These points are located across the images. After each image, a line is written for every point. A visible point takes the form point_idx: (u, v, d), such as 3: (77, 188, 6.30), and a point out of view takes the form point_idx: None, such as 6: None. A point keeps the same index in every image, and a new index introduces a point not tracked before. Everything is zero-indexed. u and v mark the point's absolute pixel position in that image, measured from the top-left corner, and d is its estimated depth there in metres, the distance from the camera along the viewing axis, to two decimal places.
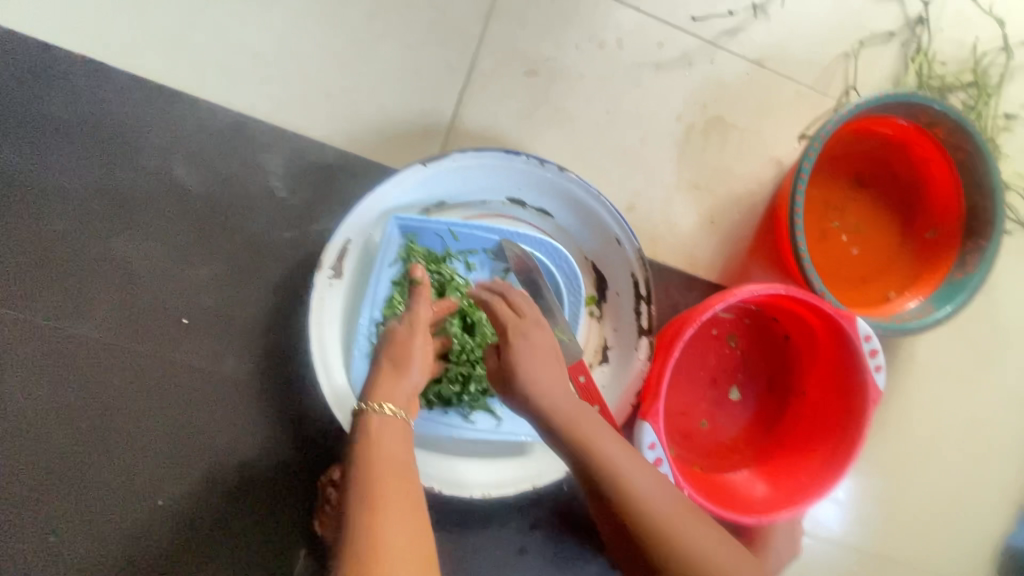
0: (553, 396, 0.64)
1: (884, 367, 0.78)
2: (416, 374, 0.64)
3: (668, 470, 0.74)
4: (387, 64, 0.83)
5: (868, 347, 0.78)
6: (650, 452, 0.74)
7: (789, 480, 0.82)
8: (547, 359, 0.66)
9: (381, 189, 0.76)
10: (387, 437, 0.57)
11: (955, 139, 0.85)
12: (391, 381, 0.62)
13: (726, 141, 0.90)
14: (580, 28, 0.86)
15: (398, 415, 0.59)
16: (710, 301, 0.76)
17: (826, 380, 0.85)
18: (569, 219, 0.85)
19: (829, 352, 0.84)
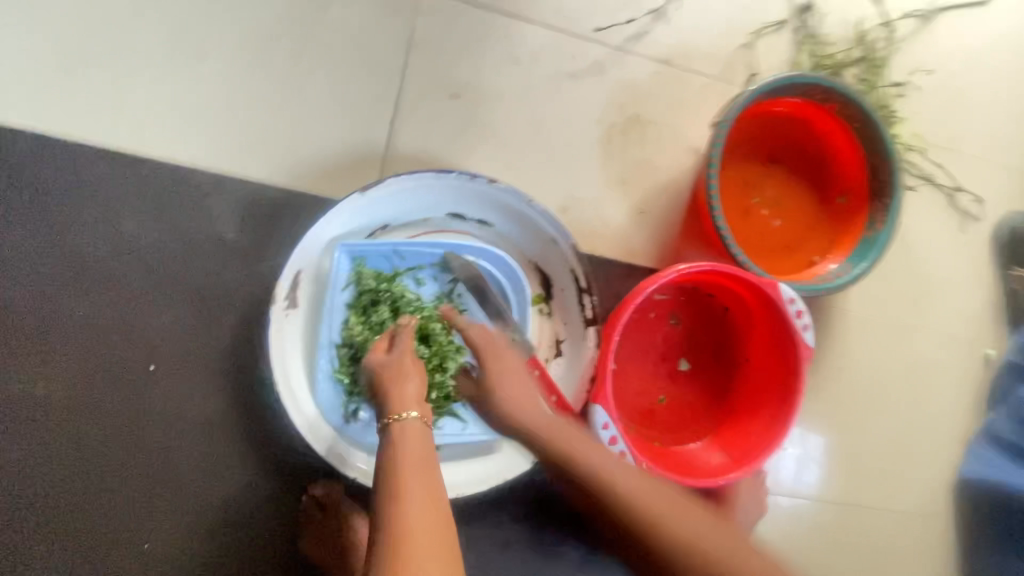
0: (522, 413, 0.78)
1: (811, 325, 0.85)
2: (414, 381, 0.70)
3: (623, 447, 0.80)
4: (319, 104, 0.88)
5: (794, 309, 0.84)
6: (605, 431, 0.79)
7: (742, 443, 0.89)
8: (517, 374, 0.81)
9: (323, 221, 0.81)
10: (417, 437, 0.64)
11: (848, 112, 0.93)
12: (396, 394, 0.68)
13: (644, 137, 0.97)
14: (496, 49, 0.92)
15: (411, 418, 0.66)
16: (642, 285, 0.82)
17: (765, 346, 0.91)
18: (508, 226, 0.90)
19: (762, 318, 0.90)
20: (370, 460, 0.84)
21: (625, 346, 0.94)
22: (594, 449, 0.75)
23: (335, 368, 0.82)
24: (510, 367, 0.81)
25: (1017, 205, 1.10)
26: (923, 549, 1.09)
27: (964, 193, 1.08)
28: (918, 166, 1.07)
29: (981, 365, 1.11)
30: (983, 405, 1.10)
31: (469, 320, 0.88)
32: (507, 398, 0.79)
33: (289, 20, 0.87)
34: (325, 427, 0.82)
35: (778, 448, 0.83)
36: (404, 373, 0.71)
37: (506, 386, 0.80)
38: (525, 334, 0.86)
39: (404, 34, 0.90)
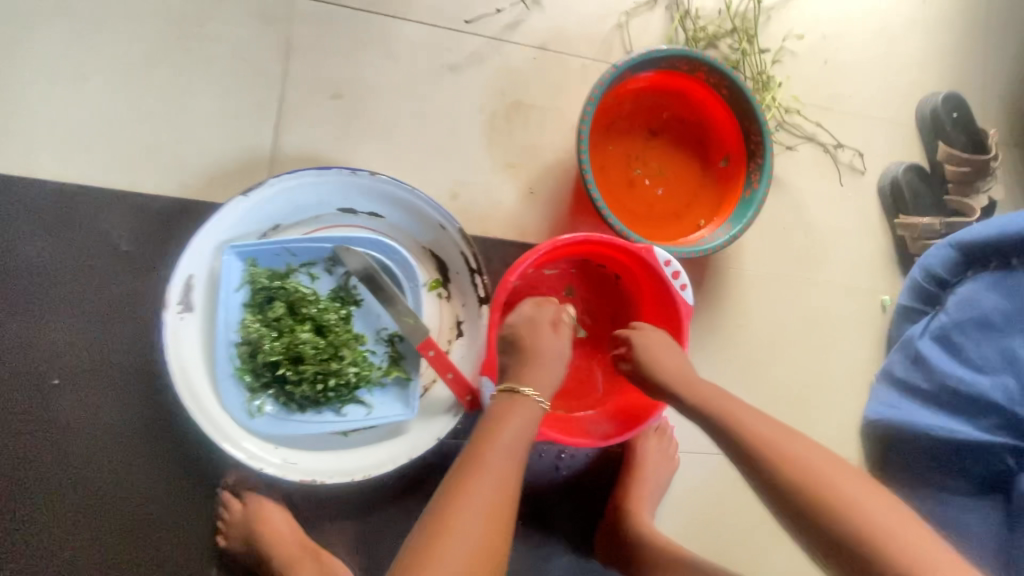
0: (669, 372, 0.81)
1: (689, 284, 0.89)
2: (554, 365, 0.85)
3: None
4: (203, 114, 0.90)
5: (670, 271, 0.88)
6: (493, 401, 0.84)
7: (635, 399, 0.93)
8: (664, 348, 0.84)
9: (208, 225, 0.84)
10: (519, 415, 0.77)
11: (714, 79, 0.98)
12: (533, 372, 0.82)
13: (527, 121, 1.01)
14: (374, 47, 0.96)
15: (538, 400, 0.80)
16: (518, 262, 0.86)
17: (654, 309, 0.95)
18: (398, 215, 0.94)
19: (647, 282, 0.94)
20: (277, 451, 0.87)
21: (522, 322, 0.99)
22: (687, 368, 0.82)
23: (235, 366, 0.86)
24: (663, 338, 0.86)
25: (893, 157, 1.18)
26: None
27: (845, 148, 1.14)
28: (800, 127, 1.12)
29: (879, 311, 1.17)
30: (883, 348, 1.16)
31: (366, 309, 0.92)
32: (660, 364, 0.82)
33: (165, 35, 0.89)
34: (228, 421, 0.86)
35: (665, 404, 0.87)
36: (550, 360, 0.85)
37: (659, 348, 0.84)
38: (420, 317, 0.90)
39: (281, 40, 0.93)
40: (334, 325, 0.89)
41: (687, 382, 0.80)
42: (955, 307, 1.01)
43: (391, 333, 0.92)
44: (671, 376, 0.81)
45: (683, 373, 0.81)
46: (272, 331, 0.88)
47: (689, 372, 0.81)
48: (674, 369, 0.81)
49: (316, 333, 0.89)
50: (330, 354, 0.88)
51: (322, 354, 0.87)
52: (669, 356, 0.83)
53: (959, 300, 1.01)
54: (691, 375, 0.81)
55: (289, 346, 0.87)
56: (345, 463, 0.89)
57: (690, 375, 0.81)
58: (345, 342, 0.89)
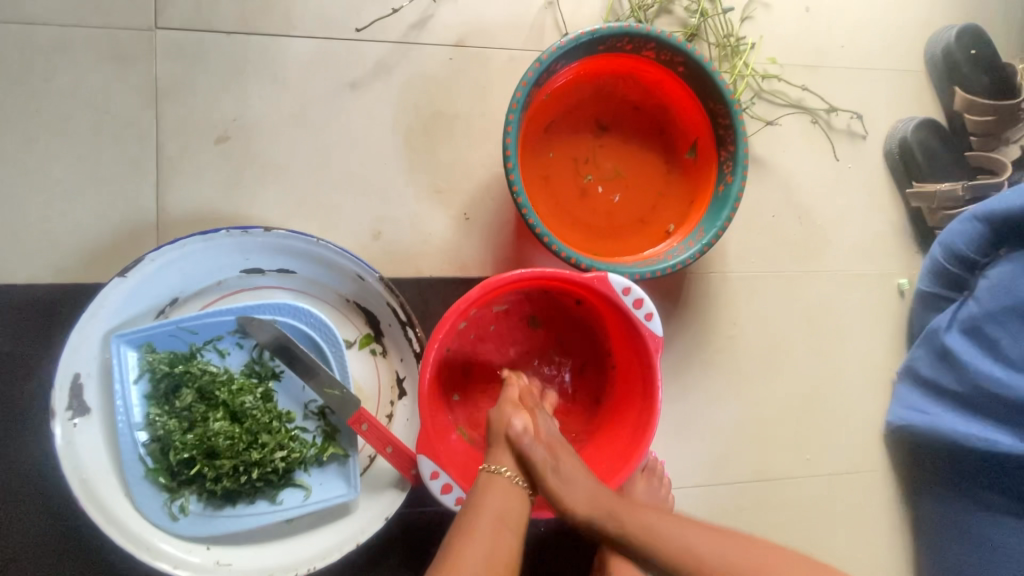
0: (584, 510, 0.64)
1: (655, 313, 0.74)
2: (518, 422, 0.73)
3: (462, 493, 0.72)
4: (71, 183, 0.79)
5: (631, 300, 0.73)
6: (436, 480, 0.71)
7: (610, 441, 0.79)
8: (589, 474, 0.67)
9: (86, 315, 0.73)
10: (502, 492, 0.67)
11: (666, 57, 0.81)
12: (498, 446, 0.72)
13: (450, 134, 0.86)
14: (257, 73, 0.83)
15: (503, 473, 0.68)
16: (447, 314, 0.71)
17: (619, 340, 0.81)
18: (311, 269, 0.81)
19: (609, 311, 0.79)
20: (208, 553, 0.77)
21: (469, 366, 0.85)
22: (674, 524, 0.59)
23: (146, 467, 0.75)
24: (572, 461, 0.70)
25: (900, 113, 0.99)
26: (872, 510, 0.98)
27: (839, 112, 0.97)
28: (783, 93, 0.95)
29: (896, 297, 1.00)
30: (905, 340, 1.00)
31: (288, 383, 0.81)
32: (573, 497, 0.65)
33: (13, 97, 0.78)
34: (145, 528, 0.75)
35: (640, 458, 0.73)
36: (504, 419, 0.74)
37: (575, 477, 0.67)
38: (348, 387, 0.78)
39: (148, 84, 0.81)
40: (253, 407, 0.78)
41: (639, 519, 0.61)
42: (987, 294, 0.84)
43: (321, 405, 0.81)
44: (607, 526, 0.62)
45: (662, 528, 0.59)
46: (183, 422, 0.76)
47: (691, 542, 0.57)
48: (661, 538, 0.58)
49: (232, 419, 0.77)
50: (250, 442, 0.77)
51: (241, 443, 0.76)
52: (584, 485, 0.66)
53: (991, 286, 0.84)
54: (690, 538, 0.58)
55: (202, 439, 0.75)
56: (287, 556, 0.79)
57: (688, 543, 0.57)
58: (266, 424, 0.78)
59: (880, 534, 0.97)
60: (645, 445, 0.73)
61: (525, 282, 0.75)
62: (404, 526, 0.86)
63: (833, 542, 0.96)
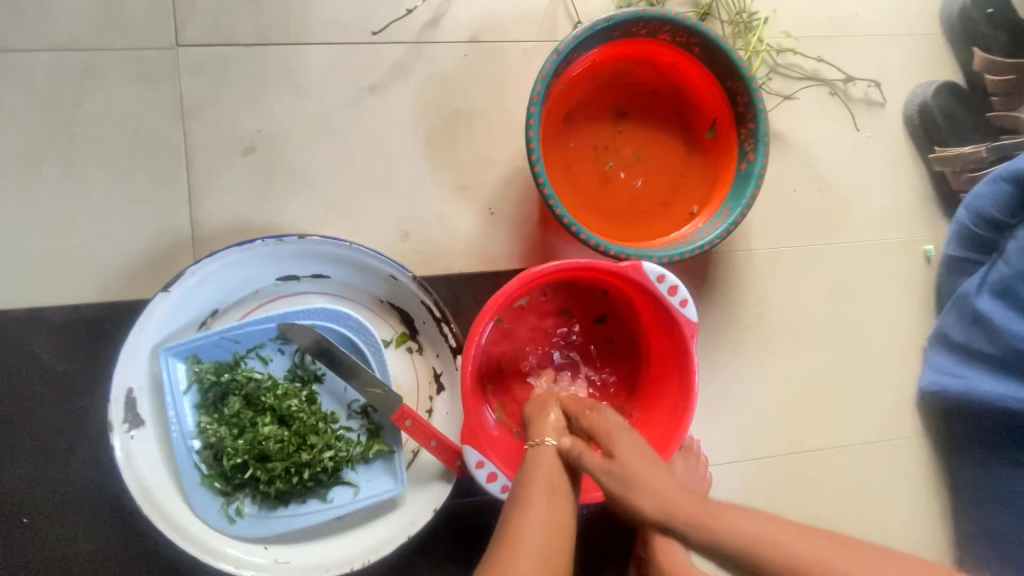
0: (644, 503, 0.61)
1: (689, 299, 0.75)
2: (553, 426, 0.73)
3: (507, 481, 0.74)
4: (108, 203, 0.82)
5: (666, 287, 0.74)
6: (482, 470, 0.73)
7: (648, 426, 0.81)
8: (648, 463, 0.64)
9: (135, 330, 0.75)
10: (552, 457, 0.69)
11: (682, 39, 0.81)
12: (536, 423, 0.74)
13: (470, 130, 0.87)
14: (278, 83, 0.84)
15: (546, 442, 0.71)
16: (486, 308, 0.73)
17: (652, 327, 0.83)
18: (345, 273, 0.83)
19: (642, 299, 0.80)
20: (267, 552, 0.80)
21: (505, 359, 0.87)
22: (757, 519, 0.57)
23: (201, 474, 0.78)
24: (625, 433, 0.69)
25: (918, 78, 0.98)
26: (909, 477, 0.98)
27: (856, 81, 0.97)
28: (798, 67, 0.95)
29: (923, 264, 1.00)
30: (934, 307, 1.00)
31: (330, 385, 0.83)
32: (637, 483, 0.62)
33: (46, 123, 0.80)
34: (205, 531, 0.78)
35: (680, 439, 0.75)
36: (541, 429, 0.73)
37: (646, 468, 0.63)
38: (389, 384, 0.80)
39: (173, 101, 0.82)
40: (298, 410, 0.80)
41: (710, 517, 0.58)
42: (1017, 254, 0.84)
43: (363, 405, 0.83)
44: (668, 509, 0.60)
45: (748, 523, 0.56)
46: (233, 429, 0.79)
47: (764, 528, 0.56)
48: (746, 530, 0.56)
49: (280, 423, 0.80)
50: (300, 444, 0.79)
51: (290, 445, 0.79)
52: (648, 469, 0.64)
53: (1021, 246, 0.83)
54: (780, 534, 0.55)
55: (253, 444, 0.78)
56: (341, 552, 0.81)
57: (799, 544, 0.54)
58: (312, 426, 0.80)
59: (918, 499, 0.98)
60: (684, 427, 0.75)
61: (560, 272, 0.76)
62: (450, 516, 0.88)
63: (871, 510, 0.97)
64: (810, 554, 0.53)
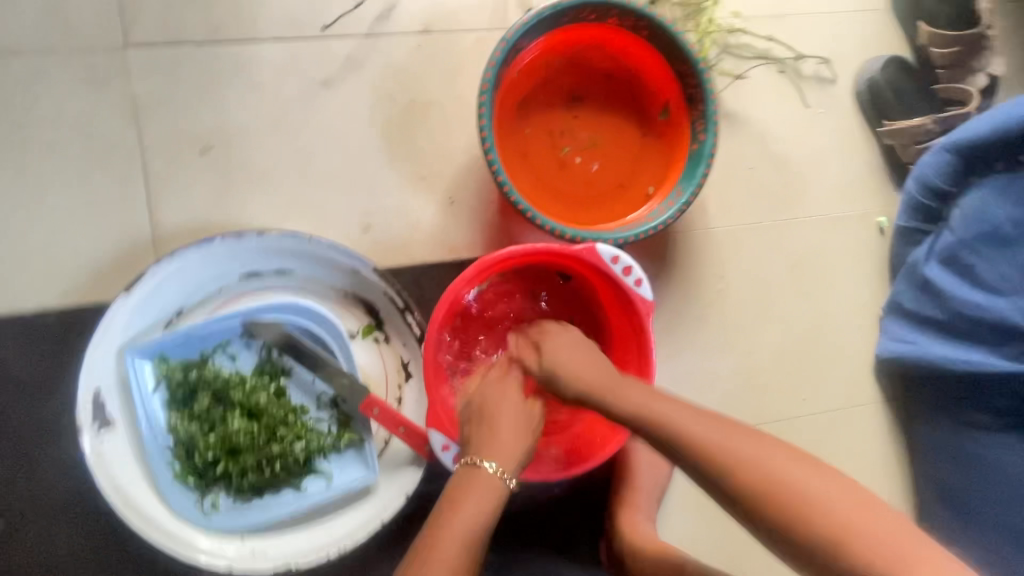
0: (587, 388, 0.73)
1: (644, 278, 0.76)
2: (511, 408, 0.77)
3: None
4: (66, 208, 0.82)
5: (621, 267, 0.76)
6: (447, 453, 0.76)
7: None
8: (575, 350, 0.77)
9: (99, 333, 0.76)
10: (483, 490, 0.71)
11: (629, 23, 0.82)
12: (491, 440, 0.73)
13: (426, 121, 0.88)
14: (231, 80, 0.84)
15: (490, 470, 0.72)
16: (445, 295, 0.74)
17: (610, 307, 0.85)
18: (308, 267, 0.84)
19: (600, 280, 0.82)
20: (244, 544, 0.81)
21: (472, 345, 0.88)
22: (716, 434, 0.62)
23: (174, 470, 0.79)
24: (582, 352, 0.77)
25: (866, 53, 1.01)
26: (870, 441, 1.02)
27: (806, 59, 0.99)
28: (749, 46, 0.97)
29: (877, 235, 1.02)
30: (888, 276, 1.03)
31: (298, 378, 0.85)
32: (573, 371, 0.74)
33: None
34: (181, 527, 0.79)
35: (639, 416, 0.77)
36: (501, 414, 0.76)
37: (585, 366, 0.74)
38: (356, 375, 0.81)
39: (125, 103, 0.82)
40: (268, 404, 0.82)
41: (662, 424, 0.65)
42: (960, 223, 0.87)
43: (333, 396, 0.84)
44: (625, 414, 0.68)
45: (707, 440, 0.61)
46: (204, 425, 0.80)
47: (720, 444, 0.61)
48: (696, 441, 0.62)
49: (250, 417, 0.81)
50: (270, 437, 0.81)
51: (261, 438, 0.80)
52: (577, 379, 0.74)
53: (964, 215, 0.86)
54: (745, 456, 0.59)
55: (224, 438, 0.80)
56: (317, 541, 0.83)
57: (778, 470, 0.57)
58: (281, 419, 0.81)
59: (879, 463, 1.02)
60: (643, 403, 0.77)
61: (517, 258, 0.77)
62: (423, 500, 0.90)
63: None
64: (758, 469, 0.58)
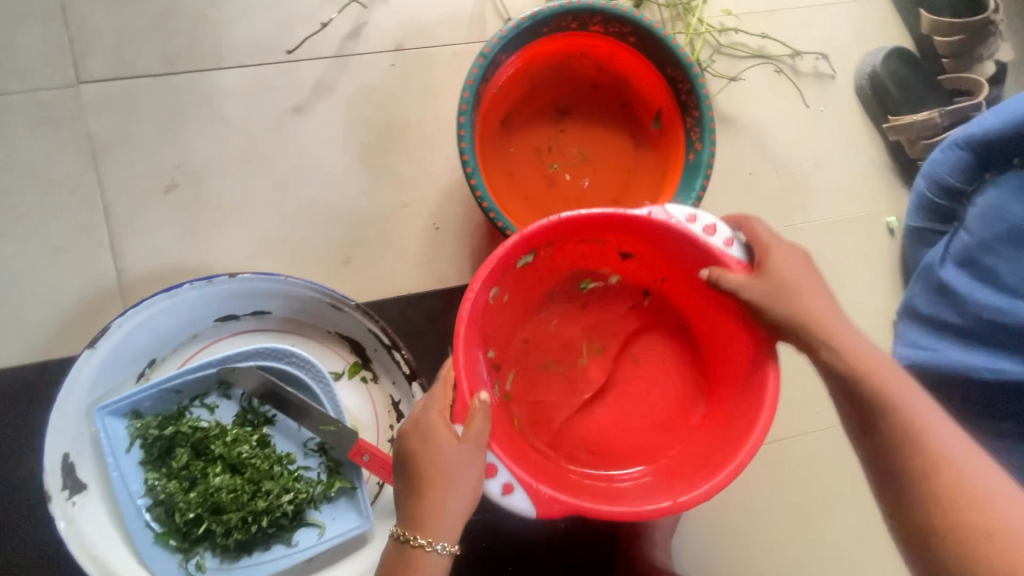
0: (804, 299, 0.59)
1: (732, 239, 0.62)
2: (451, 458, 0.55)
3: (510, 478, 0.56)
4: (26, 259, 0.77)
5: (701, 227, 0.61)
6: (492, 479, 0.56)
7: (723, 412, 0.66)
8: (804, 282, 0.60)
9: (63, 393, 0.71)
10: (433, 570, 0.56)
11: (614, 28, 0.77)
12: (429, 507, 0.56)
13: (405, 143, 0.83)
14: (195, 113, 0.79)
15: (432, 542, 0.56)
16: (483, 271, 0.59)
17: (701, 302, 0.69)
18: (286, 308, 0.79)
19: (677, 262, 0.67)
20: None
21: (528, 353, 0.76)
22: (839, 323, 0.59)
23: (154, 532, 0.73)
24: (812, 281, 0.61)
25: (865, 47, 0.96)
26: None
27: (803, 55, 0.94)
28: (742, 45, 0.92)
29: (887, 237, 0.97)
30: (903, 277, 0.97)
31: (282, 426, 0.79)
32: (791, 291, 0.59)
33: None
34: None
35: (767, 423, 0.59)
36: (444, 471, 0.55)
37: (796, 297, 0.59)
38: (342, 421, 0.75)
39: (83, 143, 0.77)
40: (251, 456, 0.76)
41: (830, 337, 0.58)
42: (978, 222, 0.79)
43: (320, 442, 0.78)
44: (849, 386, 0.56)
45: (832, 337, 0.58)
46: (184, 482, 0.75)
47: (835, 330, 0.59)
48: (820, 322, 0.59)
49: (233, 471, 0.76)
50: (254, 491, 0.75)
51: (245, 493, 0.75)
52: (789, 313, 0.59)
53: (978, 213, 0.79)
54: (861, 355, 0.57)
55: (206, 496, 0.74)
56: None
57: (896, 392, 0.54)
58: (266, 471, 0.76)
59: None
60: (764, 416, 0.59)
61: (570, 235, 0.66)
62: None
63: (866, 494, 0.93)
64: (857, 359, 0.57)
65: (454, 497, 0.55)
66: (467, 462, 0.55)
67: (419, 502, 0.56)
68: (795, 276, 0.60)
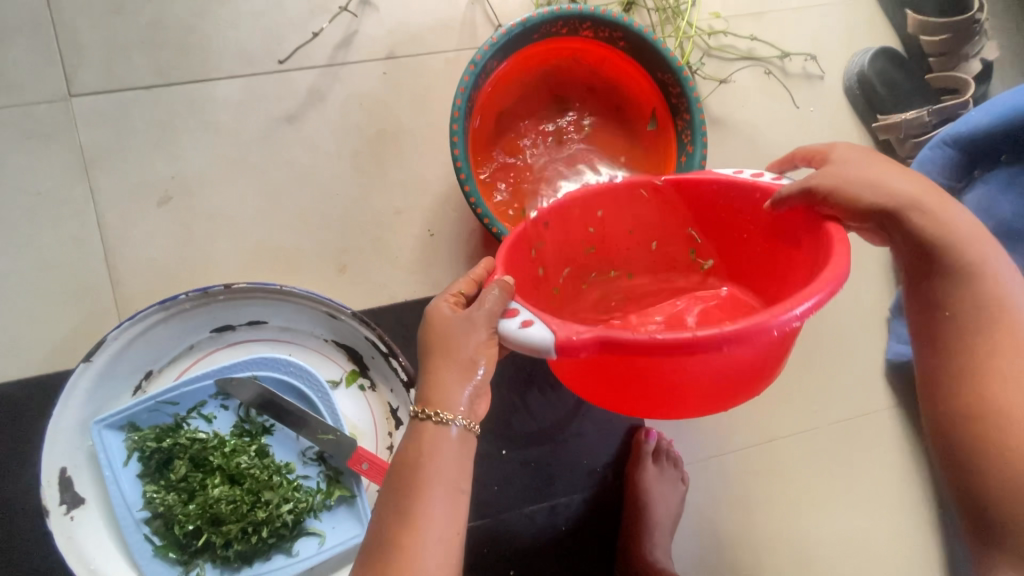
0: (885, 180, 0.55)
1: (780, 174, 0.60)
2: (455, 328, 0.54)
3: (531, 315, 0.51)
4: (22, 275, 0.77)
5: (750, 175, 0.61)
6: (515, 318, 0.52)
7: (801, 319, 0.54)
8: (875, 168, 0.57)
9: (59, 408, 0.71)
10: (448, 448, 0.53)
11: (605, 33, 0.77)
12: (438, 383, 0.54)
13: (399, 149, 0.83)
14: (189, 124, 0.79)
15: (443, 418, 0.53)
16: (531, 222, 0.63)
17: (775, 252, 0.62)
18: (282, 317, 0.79)
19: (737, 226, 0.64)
20: None
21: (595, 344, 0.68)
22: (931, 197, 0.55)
23: (154, 545, 0.73)
24: (882, 164, 0.57)
25: (852, 47, 0.97)
26: (892, 453, 0.94)
27: (793, 56, 0.95)
28: (731, 47, 0.93)
29: None
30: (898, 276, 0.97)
31: (280, 435, 0.79)
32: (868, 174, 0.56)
33: None
34: None
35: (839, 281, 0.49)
36: (449, 344, 0.54)
37: (873, 177, 0.55)
38: (341, 430, 0.75)
39: (75, 157, 0.77)
40: (249, 467, 0.76)
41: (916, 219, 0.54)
42: None
43: (319, 450, 0.78)
44: (929, 252, 0.55)
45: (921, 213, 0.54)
46: (182, 494, 0.74)
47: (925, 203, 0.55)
48: (906, 197, 0.55)
49: (232, 482, 0.76)
50: (254, 502, 0.75)
51: (244, 504, 0.74)
52: (871, 186, 0.55)
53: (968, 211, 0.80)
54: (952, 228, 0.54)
55: (204, 508, 0.73)
56: None
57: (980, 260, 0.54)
58: (265, 481, 0.75)
59: (906, 478, 0.94)
60: (838, 264, 0.50)
61: (615, 194, 0.65)
62: None
63: (863, 492, 0.93)
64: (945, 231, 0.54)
65: (460, 371, 0.54)
66: (469, 328, 0.53)
67: (430, 380, 0.54)
68: (867, 164, 0.57)
